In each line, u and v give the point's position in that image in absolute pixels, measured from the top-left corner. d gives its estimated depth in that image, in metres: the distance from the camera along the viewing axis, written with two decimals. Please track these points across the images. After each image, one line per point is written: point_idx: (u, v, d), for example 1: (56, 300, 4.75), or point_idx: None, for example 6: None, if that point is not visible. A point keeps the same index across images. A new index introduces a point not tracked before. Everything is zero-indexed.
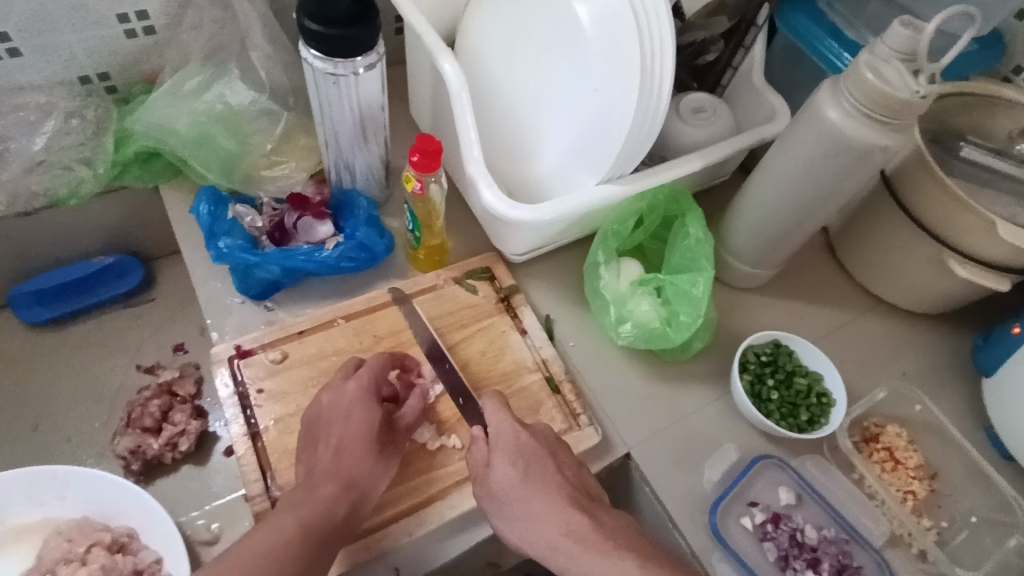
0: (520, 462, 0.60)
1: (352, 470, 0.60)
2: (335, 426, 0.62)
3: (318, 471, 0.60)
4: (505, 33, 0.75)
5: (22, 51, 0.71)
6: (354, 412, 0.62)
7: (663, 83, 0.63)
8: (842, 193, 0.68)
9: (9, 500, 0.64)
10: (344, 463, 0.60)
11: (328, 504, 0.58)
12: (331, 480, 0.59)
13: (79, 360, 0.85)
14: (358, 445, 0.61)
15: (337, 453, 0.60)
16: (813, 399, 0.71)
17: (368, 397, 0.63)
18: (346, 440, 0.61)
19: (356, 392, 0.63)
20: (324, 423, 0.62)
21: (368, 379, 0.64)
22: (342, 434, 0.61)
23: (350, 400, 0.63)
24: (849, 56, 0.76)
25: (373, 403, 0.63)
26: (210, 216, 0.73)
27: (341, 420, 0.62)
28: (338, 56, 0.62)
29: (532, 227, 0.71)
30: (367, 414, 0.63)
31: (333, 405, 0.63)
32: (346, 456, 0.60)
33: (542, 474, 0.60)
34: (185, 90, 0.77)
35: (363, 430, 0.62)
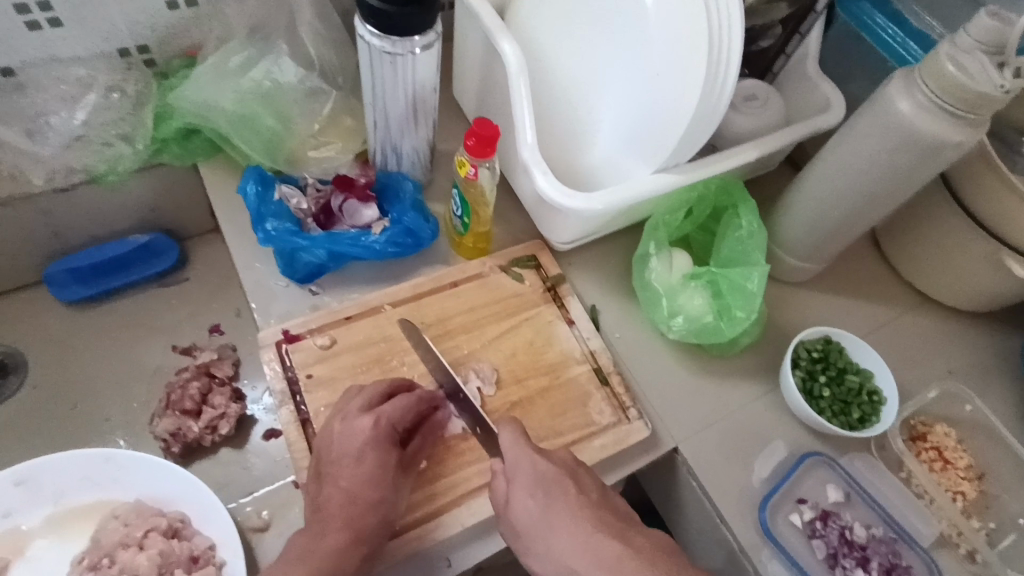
0: (553, 481, 0.57)
1: (360, 517, 0.57)
2: (345, 468, 0.59)
3: (325, 518, 0.57)
4: (563, 11, 0.72)
5: (63, 21, 0.69)
6: (367, 455, 0.59)
7: (729, 66, 0.60)
8: (904, 186, 0.66)
9: (64, 481, 0.63)
10: (353, 512, 0.57)
11: (337, 555, 0.55)
12: (339, 530, 0.56)
13: (116, 339, 0.84)
14: (369, 495, 0.58)
15: (345, 499, 0.58)
16: (864, 397, 0.71)
17: (382, 440, 0.60)
18: (357, 487, 0.58)
19: (371, 434, 0.60)
20: (335, 462, 0.60)
21: (386, 418, 0.60)
22: (352, 480, 0.58)
23: (364, 442, 0.59)
24: (915, 46, 0.74)
25: (387, 445, 0.60)
26: (257, 196, 0.71)
27: (350, 461, 0.59)
28: (396, 33, 0.60)
29: (584, 217, 0.69)
30: (379, 459, 0.59)
31: (345, 442, 0.60)
32: (352, 501, 0.58)
33: (571, 492, 0.57)
34: (230, 67, 0.75)
35: (374, 474, 0.59)
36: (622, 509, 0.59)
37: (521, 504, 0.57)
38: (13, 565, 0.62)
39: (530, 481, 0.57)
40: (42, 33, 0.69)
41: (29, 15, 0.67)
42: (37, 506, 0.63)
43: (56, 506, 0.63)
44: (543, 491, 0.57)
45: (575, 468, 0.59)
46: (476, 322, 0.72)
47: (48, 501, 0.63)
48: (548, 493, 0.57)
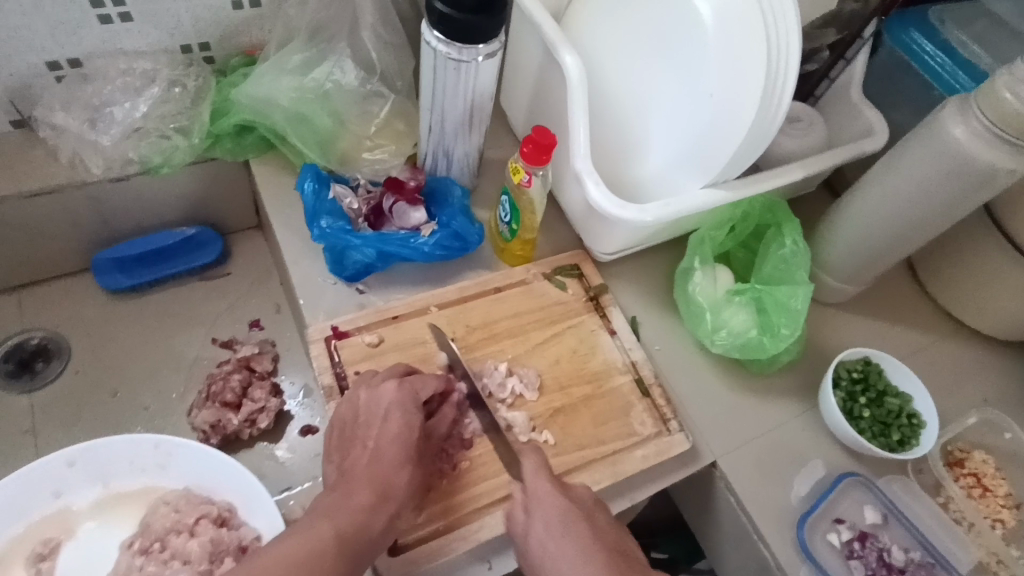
0: (574, 511, 0.55)
1: (386, 481, 0.56)
2: (372, 429, 0.59)
3: (353, 477, 0.56)
4: (619, 27, 0.73)
5: (133, 16, 0.71)
6: (393, 415, 0.59)
7: (785, 89, 0.62)
8: (951, 213, 0.67)
9: (116, 464, 0.65)
10: (379, 469, 0.56)
11: (364, 514, 0.53)
12: (365, 489, 0.55)
13: (157, 329, 0.84)
14: (395, 454, 0.57)
15: (372, 458, 0.57)
16: (904, 419, 0.70)
17: (408, 403, 0.60)
18: (383, 446, 0.57)
19: (397, 395, 0.60)
20: (360, 424, 0.59)
21: (411, 385, 0.61)
22: (380, 438, 0.58)
23: (390, 402, 0.59)
24: (964, 75, 0.75)
25: (413, 409, 0.60)
26: (313, 193, 0.74)
27: (376, 423, 0.59)
28: (462, 41, 0.62)
29: (633, 228, 0.69)
30: (406, 421, 0.59)
31: (370, 405, 0.59)
32: (380, 462, 0.56)
33: (589, 529, 0.54)
34: (290, 66, 0.77)
35: (401, 435, 0.58)
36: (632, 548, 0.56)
37: (539, 532, 0.55)
38: (62, 545, 0.63)
39: (551, 508, 0.56)
40: (111, 25, 0.71)
41: (103, 8, 0.70)
42: (87, 488, 0.65)
43: (104, 489, 0.65)
44: (560, 519, 0.55)
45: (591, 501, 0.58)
46: (521, 328, 0.72)
47: (98, 483, 0.65)
48: (566, 521, 0.55)
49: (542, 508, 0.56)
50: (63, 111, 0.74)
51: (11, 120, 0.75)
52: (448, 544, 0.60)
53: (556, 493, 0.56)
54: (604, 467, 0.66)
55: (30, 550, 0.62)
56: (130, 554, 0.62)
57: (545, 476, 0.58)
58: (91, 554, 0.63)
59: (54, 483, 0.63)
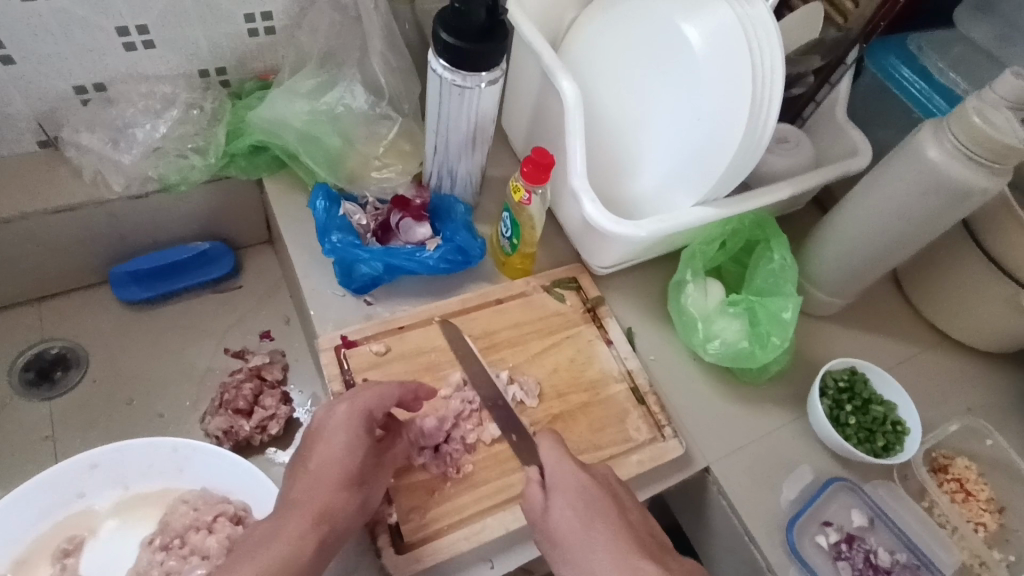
0: (595, 496, 0.59)
1: (326, 504, 0.57)
2: (316, 449, 0.60)
3: (292, 500, 0.58)
4: (614, 52, 0.77)
5: (156, 43, 0.76)
6: (337, 437, 0.60)
7: (770, 112, 0.66)
8: (928, 229, 0.70)
9: (139, 466, 0.68)
10: (319, 491, 0.58)
11: (298, 539, 0.56)
12: (301, 514, 0.57)
13: (171, 340, 0.88)
14: (336, 477, 0.58)
15: (312, 480, 0.58)
16: (889, 426, 0.74)
17: (353, 425, 0.60)
18: (324, 467, 0.59)
19: (345, 419, 0.60)
20: (306, 444, 0.61)
21: (361, 407, 0.61)
22: (322, 459, 0.59)
23: (336, 425, 0.60)
24: (940, 99, 0.79)
25: (359, 430, 0.60)
26: (324, 211, 0.77)
27: (322, 443, 0.60)
28: (467, 69, 0.66)
29: (628, 243, 0.73)
30: (351, 443, 0.59)
31: (319, 426, 0.61)
32: (320, 485, 0.58)
33: (613, 508, 0.59)
34: (302, 90, 0.81)
35: (345, 457, 0.59)
36: (657, 533, 0.60)
37: (561, 511, 0.58)
38: (86, 542, 0.66)
39: (572, 489, 0.59)
40: (135, 52, 0.76)
41: (128, 36, 0.74)
42: (109, 488, 0.68)
43: (126, 490, 0.68)
44: (585, 501, 0.58)
45: (613, 482, 0.62)
46: (521, 339, 0.76)
47: (120, 484, 0.68)
48: (588, 502, 0.58)
49: (564, 487, 0.59)
50: (87, 132, 0.78)
51: (38, 140, 0.80)
52: (451, 544, 0.63)
53: (577, 473, 0.60)
54: None
55: (55, 547, 0.66)
56: (151, 550, 0.64)
57: (566, 460, 0.61)
58: (113, 552, 0.66)
59: (79, 484, 0.67)
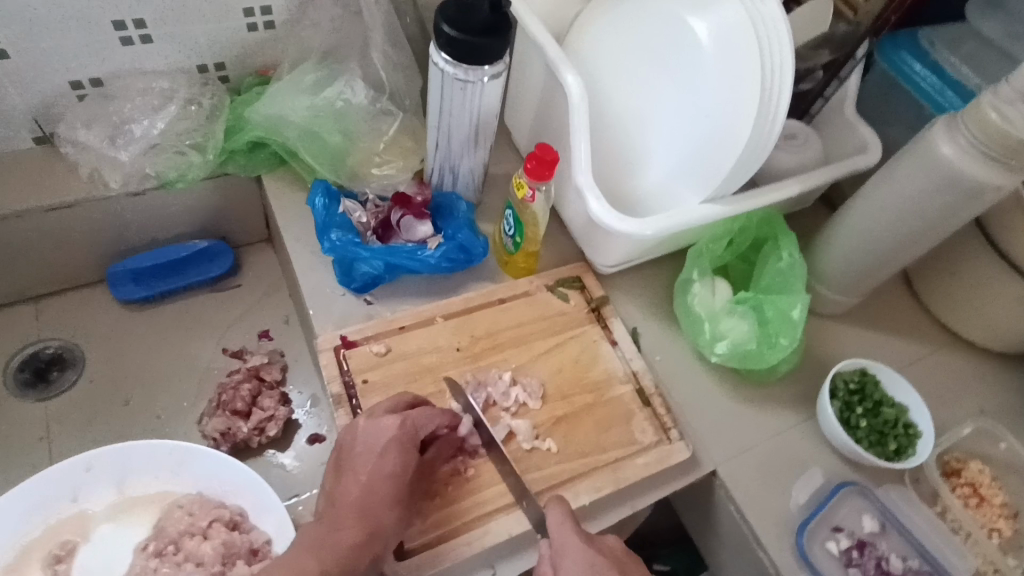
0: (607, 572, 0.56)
1: (376, 519, 0.58)
2: (366, 463, 0.60)
3: (342, 513, 0.58)
4: (620, 44, 0.75)
5: (154, 38, 0.74)
6: (389, 453, 0.60)
7: (779, 107, 0.64)
8: (941, 228, 0.69)
9: (134, 467, 0.67)
10: (370, 505, 0.58)
11: (350, 552, 0.56)
12: (354, 526, 0.57)
13: (169, 339, 0.86)
14: (387, 493, 0.59)
15: (362, 494, 0.59)
16: (900, 429, 0.72)
17: (405, 442, 0.60)
18: (375, 482, 0.59)
19: (396, 434, 0.60)
20: (354, 455, 0.60)
21: (413, 424, 0.61)
22: (373, 475, 0.59)
23: (388, 441, 0.60)
24: (952, 93, 0.78)
25: (409, 447, 0.61)
26: (324, 208, 0.76)
27: (372, 456, 0.60)
28: (469, 62, 0.65)
29: (634, 241, 0.71)
30: (402, 460, 0.60)
31: (368, 440, 0.60)
32: (371, 500, 0.58)
33: None
34: (302, 86, 0.80)
35: (396, 473, 0.59)
36: None
37: None
38: (79, 547, 0.65)
39: (580, 563, 0.56)
40: (132, 47, 0.74)
41: (125, 31, 0.72)
42: (104, 492, 0.66)
43: (120, 494, 0.67)
44: (590, 572, 0.56)
45: (622, 559, 0.59)
46: (525, 338, 0.74)
47: (115, 487, 0.67)
48: (596, 575, 0.56)
49: (573, 562, 0.56)
50: (84, 128, 0.77)
51: (34, 136, 0.78)
52: (453, 549, 0.61)
53: (585, 546, 0.57)
54: (605, 475, 0.67)
55: (47, 553, 0.64)
56: (145, 557, 0.63)
57: (570, 526, 0.58)
58: (106, 557, 0.65)
59: (74, 486, 0.65)
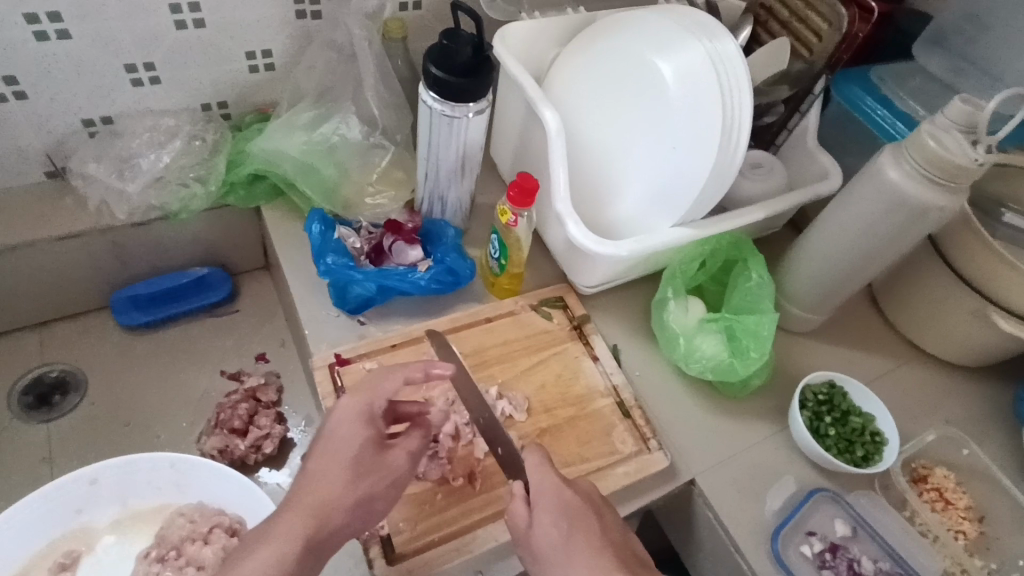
0: (580, 513, 0.59)
1: (326, 495, 0.56)
2: (322, 441, 0.60)
3: (295, 491, 0.57)
4: (588, 83, 0.81)
5: (161, 79, 0.80)
6: (342, 429, 0.60)
7: (740, 141, 0.72)
8: (893, 247, 0.74)
9: (134, 482, 0.69)
10: (323, 481, 0.57)
11: (295, 529, 0.54)
12: (304, 503, 0.56)
13: (168, 364, 0.90)
14: (338, 469, 0.58)
15: (315, 472, 0.58)
16: (867, 436, 0.76)
17: (360, 418, 0.60)
18: (328, 458, 0.58)
19: (351, 411, 0.60)
20: (313, 438, 0.61)
21: (367, 400, 0.61)
22: (326, 451, 0.59)
23: (341, 416, 0.60)
24: (902, 125, 0.84)
25: (365, 424, 0.60)
26: (319, 234, 0.80)
27: (327, 434, 0.60)
28: (455, 100, 0.70)
29: (610, 262, 0.76)
30: (355, 436, 0.59)
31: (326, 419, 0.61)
32: (322, 476, 0.57)
33: (593, 531, 0.57)
34: (299, 122, 0.86)
35: (349, 450, 0.59)
36: (640, 552, 0.59)
37: (546, 528, 0.58)
38: (82, 557, 0.68)
39: (554, 507, 0.59)
40: (141, 87, 0.80)
41: (135, 72, 0.78)
42: (106, 505, 0.69)
43: (122, 507, 0.70)
44: (567, 520, 0.58)
45: (597, 501, 0.61)
46: (510, 355, 0.78)
47: (117, 500, 0.69)
48: (572, 522, 0.58)
49: (550, 506, 0.59)
50: (93, 162, 0.82)
51: (46, 172, 0.83)
52: (442, 555, 0.64)
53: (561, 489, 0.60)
54: (588, 483, 0.70)
55: (53, 562, 0.67)
56: (147, 563, 0.66)
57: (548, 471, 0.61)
58: (112, 567, 0.68)
59: (77, 500, 0.68)
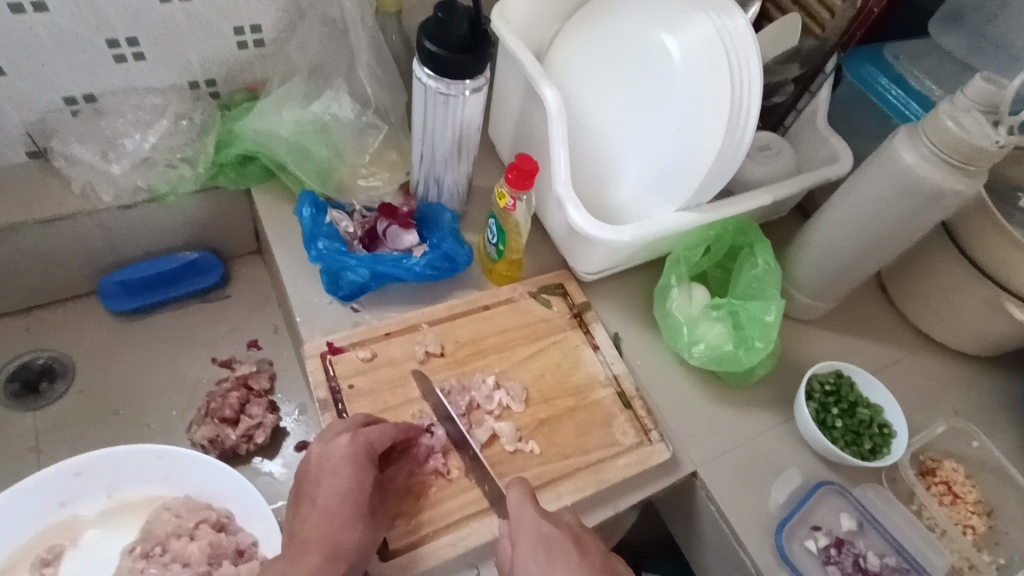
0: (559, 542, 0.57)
1: (335, 541, 0.58)
2: (322, 485, 0.61)
3: (302, 538, 0.58)
4: (593, 61, 0.78)
5: (146, 56, 0.77)
6: (344, 471, 0.60)
7: (748, 118, 0.67)
8: (906, 233, 0.71)
9: (122, 474, 0.68)
10: (330, 527, 0.58)
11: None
12: (314, 551, 0.57)
13: (159, 350, 0.88)
14: (346, 513, 0.59)
15: (321, 517, 0.59)
16: (875, 428, 0.74)
17: (359, 458, 0.61)
18: (333, 503, 0.59)
19: (348, 451, 0.61)
20: (308, 480, 0.61)
21: (364, 439, 0.62)
22: (329, 496, 0.60)
23: (339, 458, 0.60)
24: (916, 106, 0.80)
25: (364, 464, 0.61)
26: (310, 218, 0.78)
27: (326, 478, 0.60)
28: (451, 77, 0.67)
29: (612, 248, 0.73)
30: (357, 476, 0.60)
31: (322, 460, 0.61)
32: (328, 522, 0.59)
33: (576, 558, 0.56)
34: (291, 101, 0.83)
35: (352, 492, 0.60)
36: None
37: (526, 561, 0.56)
38: (67, 551, 0.66)
39: (532, 538, 0.57)
40: (125, 65, 0.77)
41: (118, 49, 0.75)
42: (92, 496, 0.68)
43: (109, 498, 0.68)
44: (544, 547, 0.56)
45: (577, 531, 0.59)
46: (507, 344, 0.76)
47: (104, 492, 0.68)
48: (549, 548, 0.56)
49: (529, 539, 0.57)
50: (78, 142, 0.79)
51: (28, 152, 0.80)
52: (437, 550, 0.62)
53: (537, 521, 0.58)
54: (587, 476, 0.68)
55: (36, 557, 0.66)
56: (132, 559, 0.65)
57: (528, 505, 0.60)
58: (97, 560, 0.67)
59: (61, 492, 0.67)
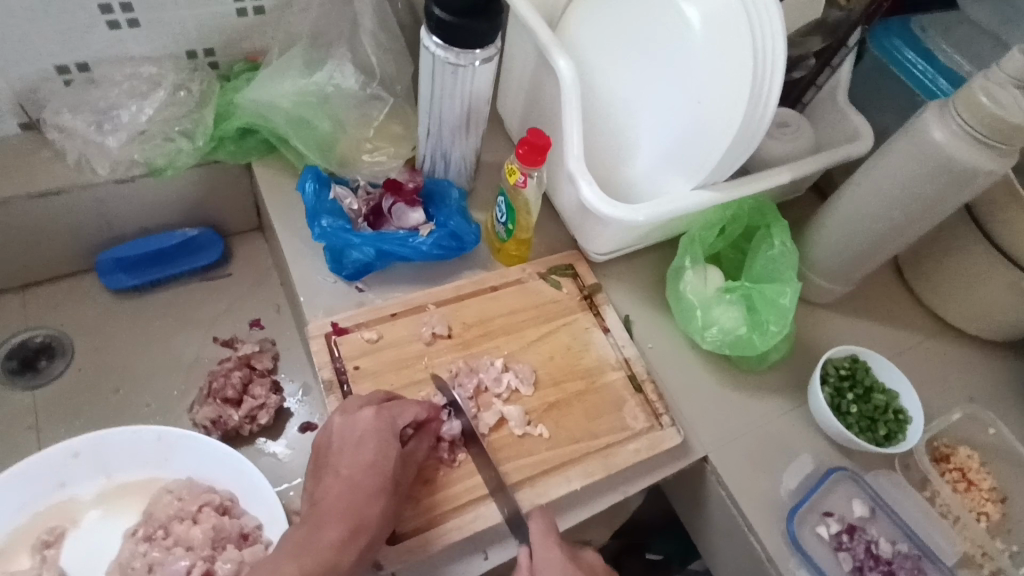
0: None
1: (358, 515, 0.56)
2: (345, 456, 0.60)
3: (325, 511, 0.57)
4: (609, 29, 0.75)
5: (141, 23, 0.74)
6: (367, 443, 0.60)
7: (771, 91, 0.63)
8: (931, 214, 0.69)
9: (121, 455, 0.67)
10: (353, 500, 0.57)
11: (333, 552, 0.54)
12: (338, 524, 0.56)
13: (158, 328, 0.86)
14: (370, 484, 0.58)
15: (345, 488, 0.58)
16: (891, 415, 0.72)
17: (384, 431, 0.60)
18: (357, 473, 0.59)
19: (373, 423, 0.60)
20: (330, 453, 0.61)
21: (388, 414, 0.61)
22: (354, 466, 0.59)
23: (363, 429, 0.60)
24: (944, 82, 0.78)
25: (389, 437, 0.60)
26: (314, 193, 0.76)
27: (349, 450, 0.60)
28: (460, 46, 0.64)
29: (625, 227, 0.71)
30: (380, 447, 0.60)
31: (345, 432, 0.61)
32: (351, 494, 0.58)
33: None
34: (291, 72, 0.80)
35: (375, 464, 0.59)
36: None
37: None
38: (68, 533, 0.65)
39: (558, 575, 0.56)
40: (119, 32, 0.74)
41: (111, 14, 0.72)
42: (91, 478, 0.67)
43: (107, 480, 0.68)
44: None
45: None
46: (515, 326, 0.74)
47: (102, 473, 0.67)
48: None
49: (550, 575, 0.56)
50: (70, 113, 0.76)
51: (20, 123, 0.78)
52: (443, 534, 0.61)
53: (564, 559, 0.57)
54: (597, 460, 0.67)
55: (35, 539, 0.65)
56: (134, 541, 0.64)
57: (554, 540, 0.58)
58: (99, 542, 0.66)
59: (60, 473, 0.66)
